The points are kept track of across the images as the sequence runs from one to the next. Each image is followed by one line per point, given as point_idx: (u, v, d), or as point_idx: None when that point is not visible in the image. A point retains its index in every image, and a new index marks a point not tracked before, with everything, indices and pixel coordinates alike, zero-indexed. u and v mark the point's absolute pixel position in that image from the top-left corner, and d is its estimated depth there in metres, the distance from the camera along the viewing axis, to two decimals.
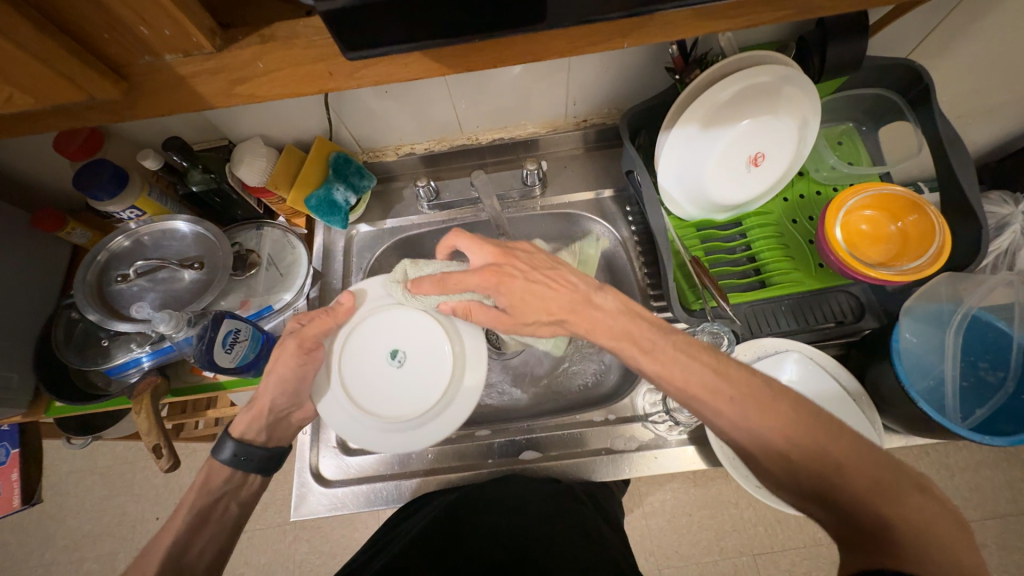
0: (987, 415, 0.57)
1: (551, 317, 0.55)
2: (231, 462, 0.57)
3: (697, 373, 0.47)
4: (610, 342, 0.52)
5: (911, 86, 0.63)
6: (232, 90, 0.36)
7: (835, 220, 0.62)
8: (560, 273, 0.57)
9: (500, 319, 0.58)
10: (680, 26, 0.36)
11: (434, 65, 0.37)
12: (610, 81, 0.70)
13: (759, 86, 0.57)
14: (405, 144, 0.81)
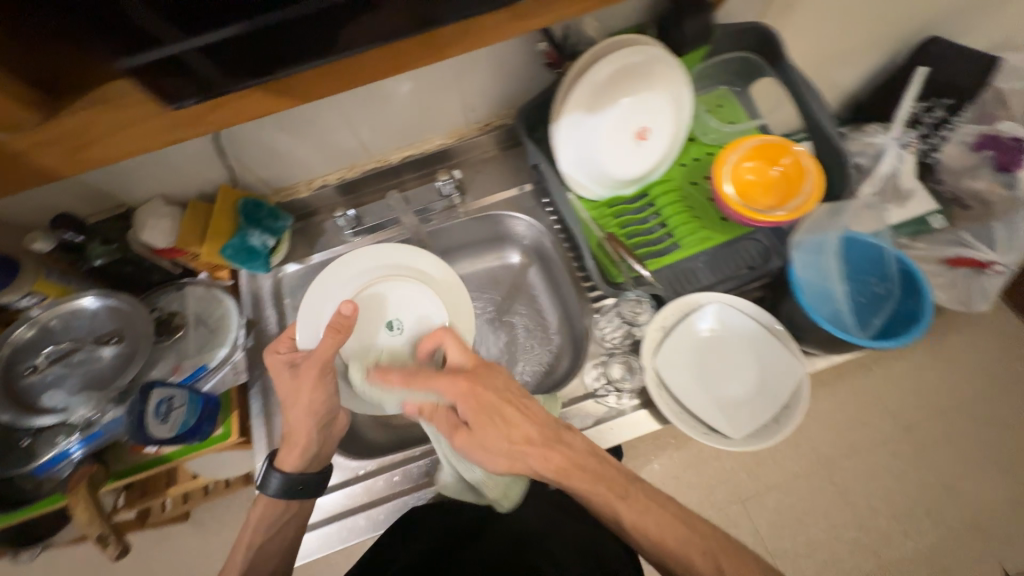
0: (888, 320, 0.64)
1: (512, 447, 0.57)
2: (281, 492, 0.60)
3: (669, 524, 0.55)
4: (581, 483, 0.56)
5: (764, 44, 0.71)
6: (82, 152, 0.36)
7: (723, 178, 0.67)
8: (528, 404, 0.59)
9: (455, 429, 0.59)
10: (505, 24, 0.39)
11: (279, 97, 0.39)
12: (501, 83, 0.73)
13: (628, 66, 0.63)
14: (317, 177, 0.81)
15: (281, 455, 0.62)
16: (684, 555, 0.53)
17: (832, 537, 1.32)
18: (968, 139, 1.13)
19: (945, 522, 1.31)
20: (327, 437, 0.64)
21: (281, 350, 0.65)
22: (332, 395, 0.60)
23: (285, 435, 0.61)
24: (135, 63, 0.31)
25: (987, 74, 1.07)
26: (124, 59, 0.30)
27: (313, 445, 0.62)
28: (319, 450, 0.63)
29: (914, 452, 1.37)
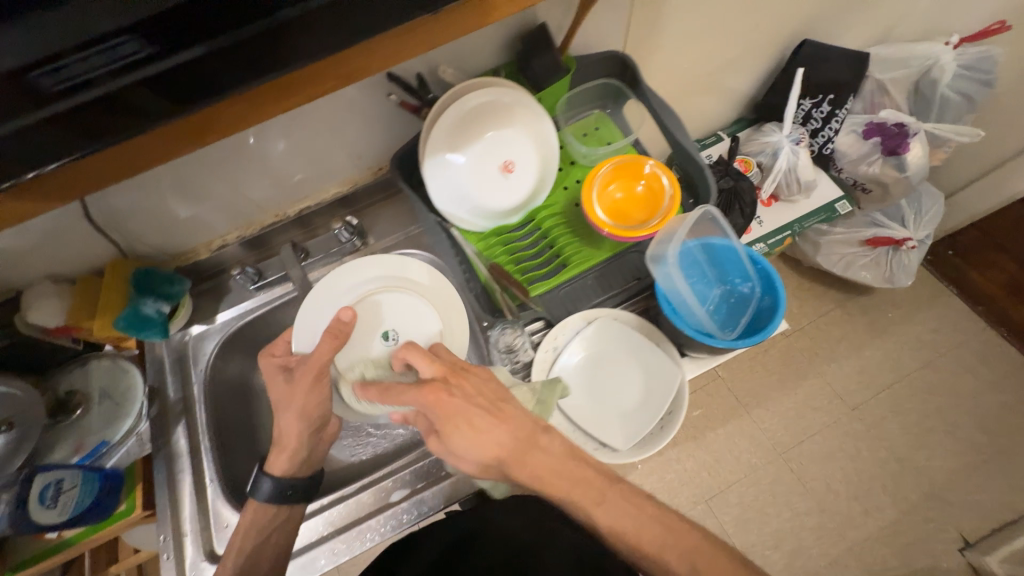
0: (748, 321, 0.65)
1: (484, 453, 0.56)
2: (274, 497, 0.65)
3: (646, 523, 0.57)
4: (556, 487, 0.57)
5: (622, 71, 0.77)
6: None
7: (594, 201, 0.69)
8: (493, 413, 0.57)
9: (432, 438, 0.58)
10: (289, 88, 0.40)
11: (67, 190, 0.39)
12: (380, 130, 0.76)
13: (480, 107, 0.68)
14: (215, 239, 0.82)
15: (272, 460, 0.67)
16: (661, 556, 0.55)
17: (796, 525, 1.33)
18: (858, 127, 1.18)
19: (901, 496, 1.33)
20: (316, 445, 0.69)
21: (274, 354, 0.69)
22: (324, 400, 0.66)
23: (277, 441, 0.67)
24: (41, 118, 0.34)
25: (863, 68, 1.11)
26: None
27: (300, 451, 0.67)
28: (310, 455, 0.69)
29: (863, 430, 1.40)
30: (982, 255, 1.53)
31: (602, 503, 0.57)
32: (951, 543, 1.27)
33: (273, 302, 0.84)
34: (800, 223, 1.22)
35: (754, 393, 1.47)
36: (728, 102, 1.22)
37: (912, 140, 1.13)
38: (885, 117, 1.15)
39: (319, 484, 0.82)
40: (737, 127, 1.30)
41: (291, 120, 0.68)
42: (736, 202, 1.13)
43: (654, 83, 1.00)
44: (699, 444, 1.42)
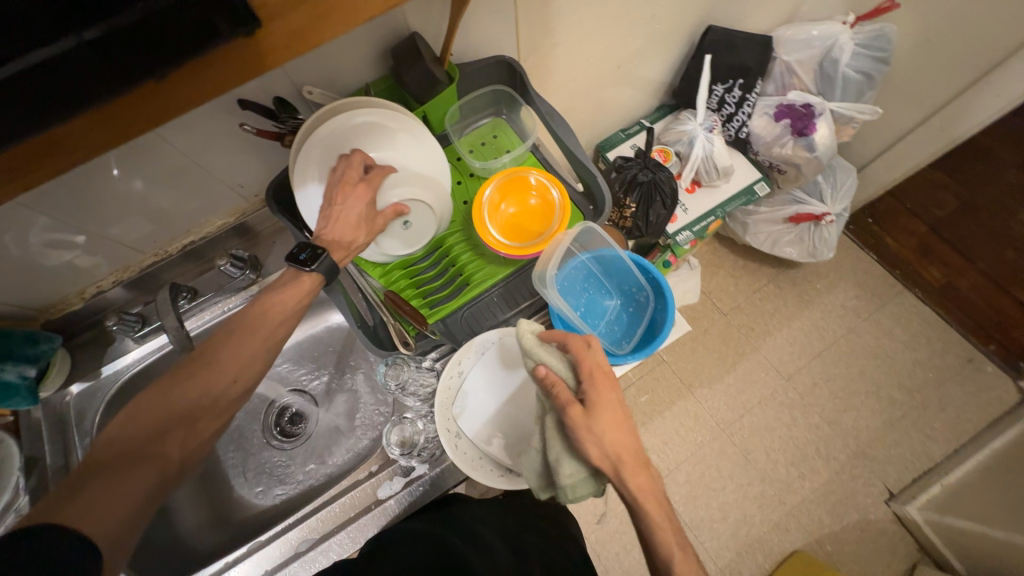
0: (644, 332, 0.66)
1: (612, 446, 0.55)
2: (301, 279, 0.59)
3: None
4: (654, 509, 0.54)
5: (511, 76, 0.74)
6: None
7: (488, 223, 0.67)
8: (608, 401, 0.56)
9: (573, 411, 0.55)
10: (43, 159, 0.33)
11: None
12: (257, 156, 0.70)
13: (356, 126, 0.62)
14: (88, 287, 0.74)
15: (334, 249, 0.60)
16: None
17: (739, 496, 1.39)
18: (769, 110, 1.20)
19: (832, 457, 1.41)
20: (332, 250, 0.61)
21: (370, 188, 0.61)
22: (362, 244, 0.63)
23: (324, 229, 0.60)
24: None
25: (768, 52, 1.13)
26: None
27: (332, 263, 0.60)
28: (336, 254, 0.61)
29: (797, 398, 1.47)
30: (897, 220, 1.61)
31: (682, 547, 0.53)
32: (876, 496, 1.37)
33: (166, 347, 0.78)
34: (722, 207, 1.23)
35: (696, 374, 1.51)
36: (645, 91, 1.21)
37: (817, 120, 1.16)
38: (792, 98, 1.18)
39: (236, 533, 0.78)
40: (658, 114, 1.29)
41: (143, 156, 0.61)
42: (657, 193, 1.13)
43: (560, 80, 0.97)
44: (646, 429, 1.46)
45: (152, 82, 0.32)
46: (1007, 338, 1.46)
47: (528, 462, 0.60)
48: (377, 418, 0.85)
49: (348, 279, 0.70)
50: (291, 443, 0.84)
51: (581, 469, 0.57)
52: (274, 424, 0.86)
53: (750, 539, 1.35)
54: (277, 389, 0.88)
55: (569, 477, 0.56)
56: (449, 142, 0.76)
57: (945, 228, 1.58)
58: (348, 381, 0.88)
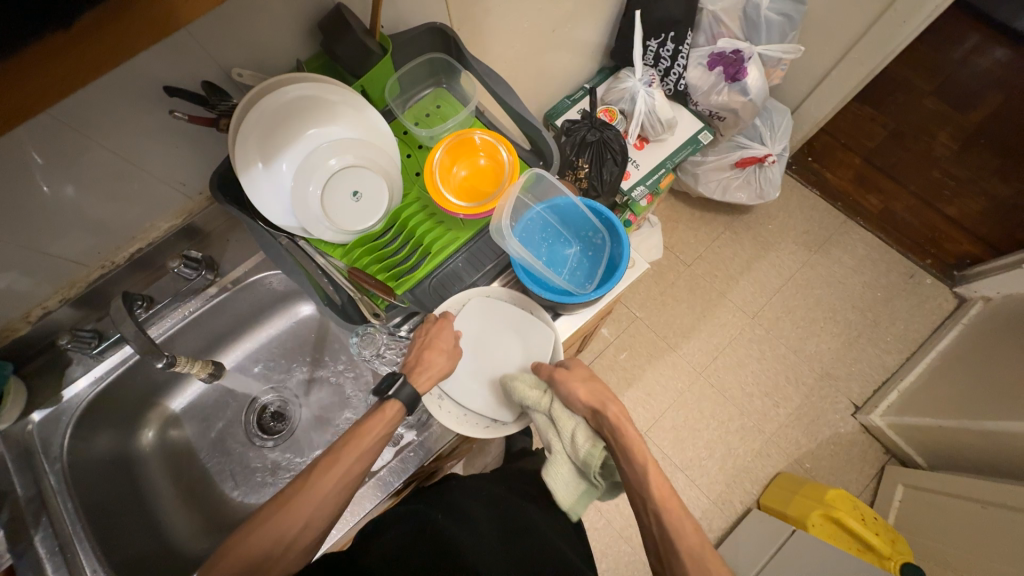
0: (605, 272, 0.69)
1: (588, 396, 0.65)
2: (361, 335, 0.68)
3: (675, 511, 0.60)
4: (632, 440, 0.63)
5: (445, 42, 0.73)
6: None
7: (441, 187, 0.68)
8: (595, 380, 0.66)
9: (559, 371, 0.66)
10: None
11: None
12: (193, 150, 0.68)
13: (295, 101, 0.62)
14: (32, 308, 0.71)
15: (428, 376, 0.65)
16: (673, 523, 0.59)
17: (722, 431, 1.47)
18: (703, 60, 1.25)
19: (801, 382, 1.51)
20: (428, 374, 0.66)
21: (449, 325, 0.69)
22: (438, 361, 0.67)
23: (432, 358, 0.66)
24: None
25: (694, 4, 1.16)
26: None
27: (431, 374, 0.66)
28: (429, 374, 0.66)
29: (764, 333, 1.56)
30: (834, 155, 1.71)
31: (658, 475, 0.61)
32: (844, 411, 1.48)
33: (130, 360, 0.76)
34: (671, 159, 1.28)
35: (669, 325, 1.57)
36: (583, 54, 1.23)
37: (747, 64, 1.21)
38: (723, 46, 1.22)
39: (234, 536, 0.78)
40: (599, 77, 1.31)
41: (69, 159, 0.58)
42: (607, 151, 1.16)
43: (497, 49, 0.98)
44: (629, 383, 1.52)
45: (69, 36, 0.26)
46: (940, 250, 1.59)
47: (561, 470, 0.64)
48: (361, 400, 0.86)
49: (309, 261, 0.70)
50: (278, 437, 0.85)
51: (591, 441, 0.64)
52: (259, 420, 0.86)
53: (737, 469, 1.44)
54: (257, 385, 0.88)
55: (590, 443, 0.63)
56: (393, 117, 0.76)
57: (877, 157, 1.70)
58: (328, 367, 0.88)
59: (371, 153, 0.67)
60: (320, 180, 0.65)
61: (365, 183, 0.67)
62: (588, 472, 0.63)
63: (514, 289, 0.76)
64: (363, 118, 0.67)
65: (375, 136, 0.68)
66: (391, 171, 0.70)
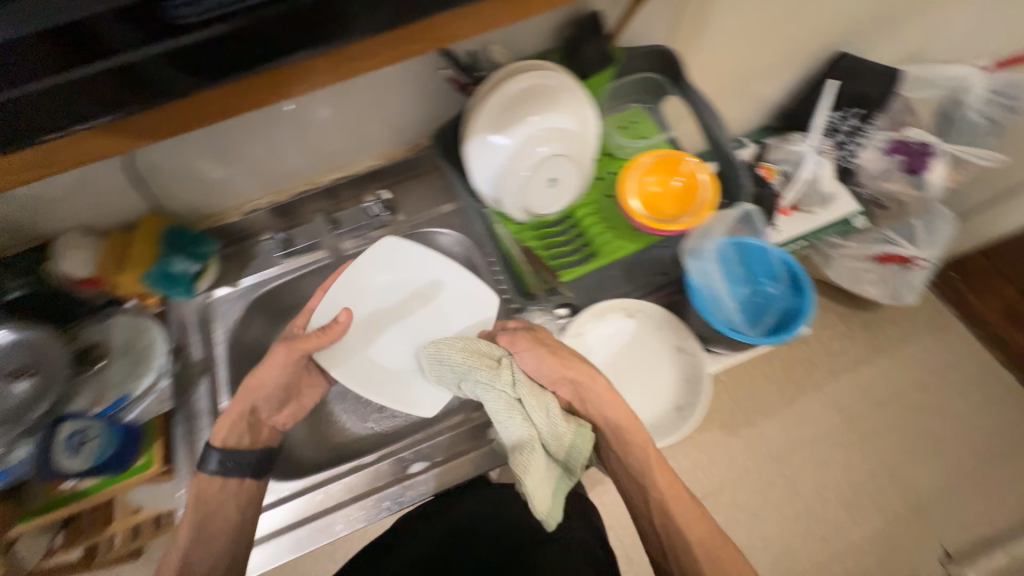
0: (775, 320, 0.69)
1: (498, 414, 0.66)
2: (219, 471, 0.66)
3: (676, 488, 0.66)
4: (623, 426, 0.68)
5: (665, 66, 0.76)
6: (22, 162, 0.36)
7: (628, 191, 0.71)
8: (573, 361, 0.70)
9: (547, 358, 0.68)
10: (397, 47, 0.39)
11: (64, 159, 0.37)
12: (421, 106, 0.76)
13: (534, 87, 0.66)
14: (246, 203, 0.82)
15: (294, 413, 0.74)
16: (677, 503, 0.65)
17: (786, 528, 1.36)
18: (883, 144, 1.18)
19: (888, 507, 1.36)
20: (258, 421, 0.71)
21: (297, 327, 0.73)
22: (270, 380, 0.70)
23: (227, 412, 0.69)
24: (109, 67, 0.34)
25: (892, 87, 1.13)
26: None
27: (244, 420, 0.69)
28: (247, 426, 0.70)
29: (858, 441, 1.43)
30: (985, 279, 1.57)
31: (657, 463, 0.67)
32: (932, 555, 1.32)
33: (306, 269, 0.86)
34: (814, 235, 1.20)
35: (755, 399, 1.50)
36: (755, 109, 1.22)
37: (933, 159, 1.15)
38: (909, 135, 1.16)
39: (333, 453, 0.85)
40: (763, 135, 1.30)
41: (338, 90, 0.68)
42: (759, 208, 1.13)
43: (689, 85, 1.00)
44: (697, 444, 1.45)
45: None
46: None
47: (540, 460, 0.61)
48: None
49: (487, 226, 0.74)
50: None
51: (574, 425, 0.65)
52: None
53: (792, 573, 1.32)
54: None
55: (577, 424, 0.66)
56: None
57: None
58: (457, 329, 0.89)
59: (577, 147, 0.70)
60: (532, 164, 0.68)
61: (565, 174, 0.71)
62: (566, 457, 0.64)
63: (669, 314, 0.71)
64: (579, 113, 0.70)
65: (585, 132, 0.71)
66: (587, 167, 0.73)
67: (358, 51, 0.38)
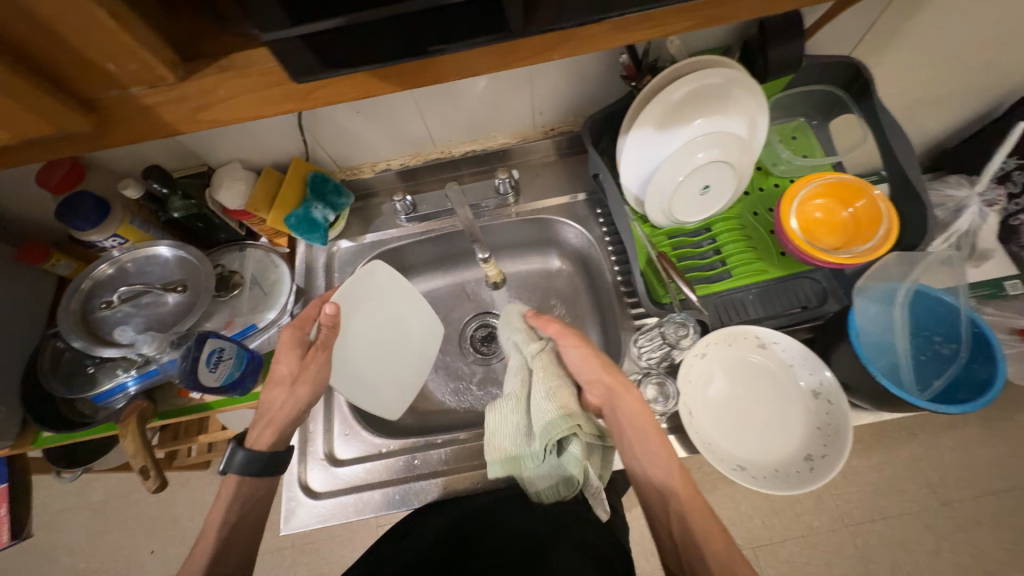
0: (943, 386, 0.60)
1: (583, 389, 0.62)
2: (242, 469, 0.58)
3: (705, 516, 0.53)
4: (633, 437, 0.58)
5: (853, 81, 0.67)
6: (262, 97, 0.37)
7: (790, 210, 0.65)
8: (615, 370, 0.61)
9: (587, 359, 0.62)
10: (636, 28, 0.37)
11: (289, 97, 0.37)
12: (573, 90, 0.74)
13: (708, 88, 0.60)
14: (381, 161, 0.84)
15: (252, 435, 0.61)
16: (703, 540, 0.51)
17: None
18: None
19: None
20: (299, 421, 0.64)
21: (303, 328, 0.65)
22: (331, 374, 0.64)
23: (259, 414, 0.62)
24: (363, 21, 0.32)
25: None
26: (263, 32, 0.31)
27: (282, 425, 0.62)
28: (290, 428, 0.63)
29: None
30: None
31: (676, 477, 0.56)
32: None
33: (429, 234, 0.85)
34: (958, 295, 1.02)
35: None
36: (923, 146, 1.06)
37: None
38: None
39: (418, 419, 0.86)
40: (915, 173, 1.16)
41: None
42: None
43: None
44: None
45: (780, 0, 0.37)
46: None
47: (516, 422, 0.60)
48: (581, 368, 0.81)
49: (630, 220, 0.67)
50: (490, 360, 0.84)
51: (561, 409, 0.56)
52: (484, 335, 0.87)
53: None
54: (501, 303, 0.88)
55: (570, 417, 0.55)
56: None
57: None
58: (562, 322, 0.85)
59: (739, 154, 0.64)
60: (688, 170, 0.63)
61: (718, 181, 0.66)
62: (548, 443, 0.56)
63: (820, 363, 0.62)
64: (746, 118, 0.64)
65: (749, 139, 0.65)
66: (742, 176, 0.67)
67: (606, 27, 0.37)
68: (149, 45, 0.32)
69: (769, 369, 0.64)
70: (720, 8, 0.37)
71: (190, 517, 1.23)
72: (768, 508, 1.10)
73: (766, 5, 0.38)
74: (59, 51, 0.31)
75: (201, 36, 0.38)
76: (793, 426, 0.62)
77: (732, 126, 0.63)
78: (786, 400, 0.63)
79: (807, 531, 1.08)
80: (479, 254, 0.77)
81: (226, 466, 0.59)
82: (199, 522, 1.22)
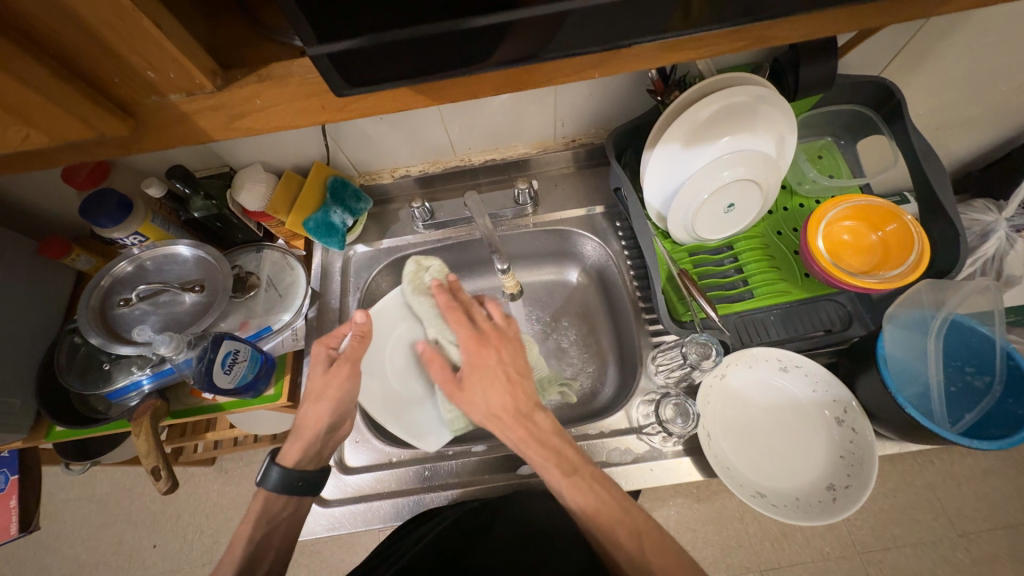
0: (976, 420, 0.58)
1: (490, 409, 0.56)
2: (279, 486, 0.58)
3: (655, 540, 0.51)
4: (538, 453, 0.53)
5: (884, 102, 0.66)
6: (297, 107, 0.37)
7: (817, 231, 0.64)
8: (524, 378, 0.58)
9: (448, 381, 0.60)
10: (674, 49, 0.37)
11: (323, 107, 0.37)
12: (596, 103, 0.73)
13: (736, 106, 0.59)
14: (400, 167, 0.84)
15: (285, 450, 0.62)
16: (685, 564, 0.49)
17: None
18: None
19: None
20: (332, 438, 0.64)
21: (330, 344, 0.65)
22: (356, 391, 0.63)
23: (294, 428, 0.63)
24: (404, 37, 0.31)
25: None
26: (309, 46, 0.31)
27: (316, 439, 0.62)
28: (323, 446, 0.64)
29: None
30: None
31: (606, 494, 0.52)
32: None
33: (447, 242, 0.84)
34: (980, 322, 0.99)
35: None
36: (948, 167, 1.04)
37: None
38: None
39: None
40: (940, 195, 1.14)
41: None
42: None
43: None
44: None
45: (820, 23, 0.37)
46: None
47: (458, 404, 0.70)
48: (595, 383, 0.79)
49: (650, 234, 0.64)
50: None
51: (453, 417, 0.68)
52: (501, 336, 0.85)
53: None
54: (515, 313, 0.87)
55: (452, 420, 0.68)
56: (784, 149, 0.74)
57: None
58: (576, 335, 0.83)
59: (767, 173, 0.63)
60: (713, 188, 0.62)
61: (744, 199, 0.65)
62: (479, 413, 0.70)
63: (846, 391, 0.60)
64: (772, 136, 0.62)
65: (776, 158, 0.63)
66: (769, 194, 0.66)
67: (644, 46, 0.36)
68: (190, 53, 0.33)
69: (789, 394, 0.63)
70: (760, 31, 0.36)
71: (192, 514, 1.23)
72: (779, 532, 1.07)
73: (805, 29, 0.37)
74: (101, 57, 0.31)
75: (241, 46, 0.38)
76: (814, 454, 0.60)
77: (759, 145, 0.62)
78: (808, 426, 0.62)
79: (819, 558, 1.04)
80: (498, 266, 0.76)
81: (261, 479, 0.59)
82: (201, 520, 1.22)
